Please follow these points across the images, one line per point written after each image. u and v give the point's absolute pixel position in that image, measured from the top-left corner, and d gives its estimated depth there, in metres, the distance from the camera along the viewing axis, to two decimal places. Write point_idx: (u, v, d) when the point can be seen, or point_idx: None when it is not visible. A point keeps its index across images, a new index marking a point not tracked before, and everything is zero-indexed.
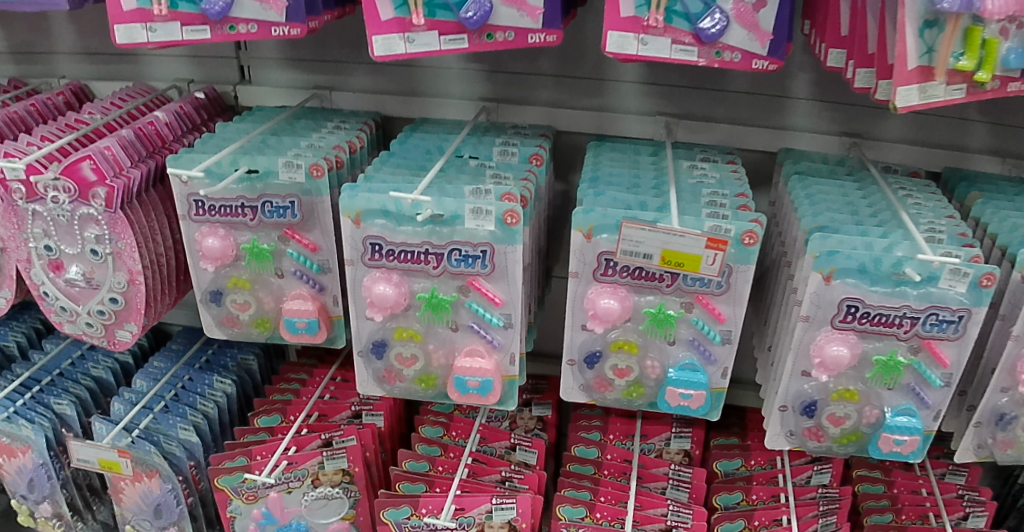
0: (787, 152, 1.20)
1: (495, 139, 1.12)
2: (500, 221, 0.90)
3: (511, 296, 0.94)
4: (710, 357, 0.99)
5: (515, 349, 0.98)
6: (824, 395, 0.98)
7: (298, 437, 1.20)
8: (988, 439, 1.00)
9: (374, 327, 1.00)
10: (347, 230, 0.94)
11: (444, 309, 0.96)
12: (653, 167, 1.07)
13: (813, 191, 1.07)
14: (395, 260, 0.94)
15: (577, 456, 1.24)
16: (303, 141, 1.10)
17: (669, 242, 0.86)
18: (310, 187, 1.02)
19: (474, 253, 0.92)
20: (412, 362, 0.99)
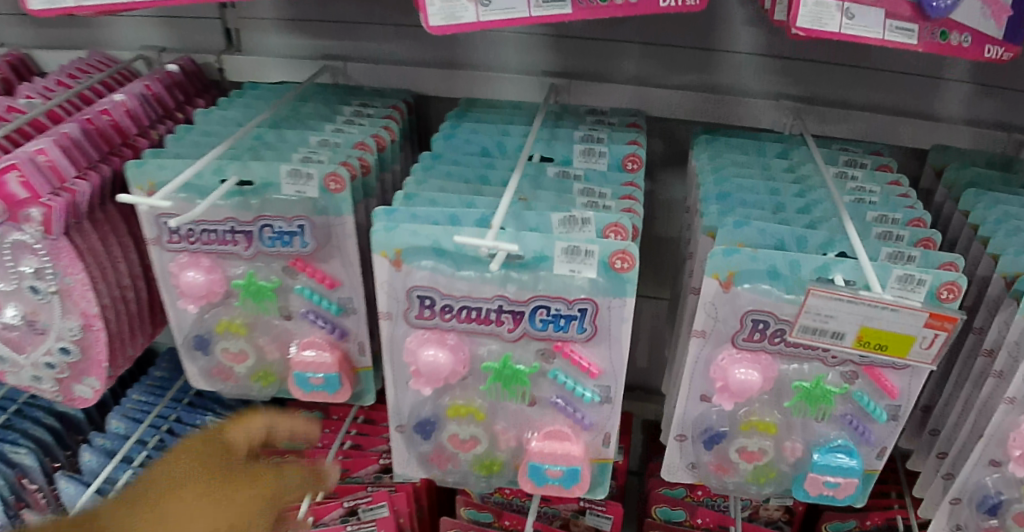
0: (941, 151, 0.88)
1: (577, 125, 0.82)
2: (604, 264, 0.64)
3: (614, 367, 0.69)
4: (868, 437, 0.73)
5: (612, 428, 0.73)
6: (1018, 492, 0.69)
7: (313, 507, 0.91)
8: None
9: (421, 399, 0.74)
10: (383, 277, 0.68)
11: (517, 384, 0.69)
12: (790, 177, 0.78)
13: (1001, 215, 0.76)
14: (453, 318, 0.68)
15: (660, 522, 1.01)
16: (314, 135, 0.81)
17: (872, 318, 0.57)
18: (327, 204, 0.74)
19: (569, 311, 0.66)
20: (471, 445, 0.73)
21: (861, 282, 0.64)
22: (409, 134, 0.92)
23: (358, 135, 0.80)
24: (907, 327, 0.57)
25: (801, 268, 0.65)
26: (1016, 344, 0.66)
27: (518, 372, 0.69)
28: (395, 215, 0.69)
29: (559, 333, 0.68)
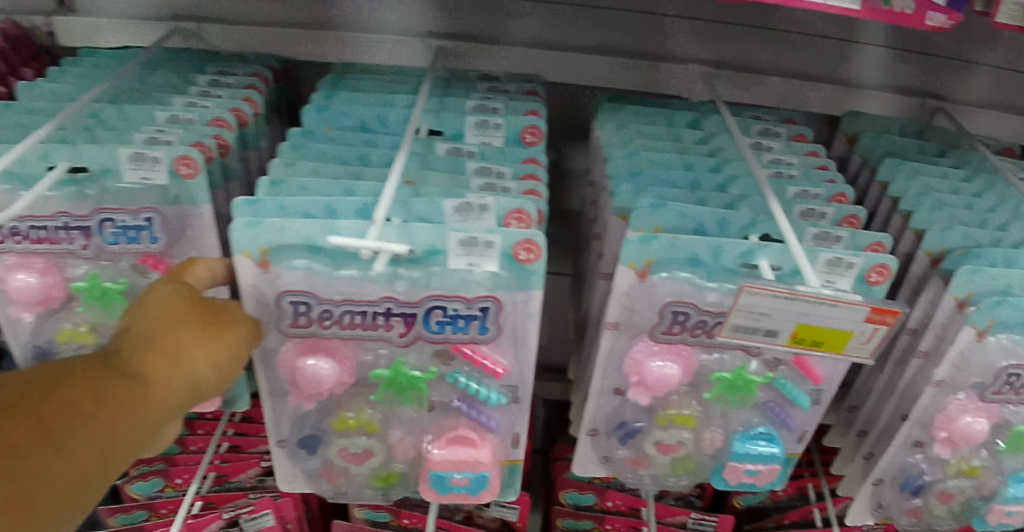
0: (854, 116, 0.83)
1: (469, 93, 0.73)
2: (507, 255, 0.56)
3: (520, 366, 0.62)
4: (790, 423, 0.67)
5: (518, 426, 0.66)
6: (936, 468, 0.69)
7: (187, 522, 0.80)
8: None
9: (302, 413, 0.65)
10: (247, 281, 0.58)
11: (412, 391, 0.62)
12: (707, 148, 0.70)
13: (921, 188, 0.72)
14: (334, 325, 0.59)
15: (571, 510, 0.88)
16: (161, 110, 0.68)
17: (810, 315, 0.51)
18: (179, 192, 0.63)
19: (469, 311, 0.59)
20: (364, 458, 0.65)
21: (785, 267, 0.59)
22: (277, 105, 0.80)
23: (213, 110, 0.68)
24: (845, 323, 0.51)
25: (725, 254, 0.59)
26: (943, 324, 0.64)
27: (412, 378, 0.61)
28: (260, 207, 0.58)
29: (457, 334, 0.60)
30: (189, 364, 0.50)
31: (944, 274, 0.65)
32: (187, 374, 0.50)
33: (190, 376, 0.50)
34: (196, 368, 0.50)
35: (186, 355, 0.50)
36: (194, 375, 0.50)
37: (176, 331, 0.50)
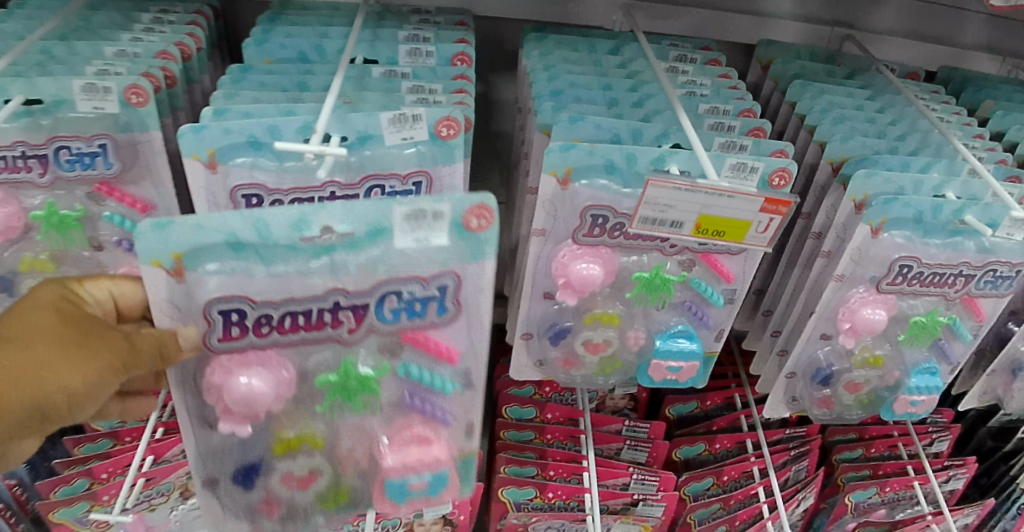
0: (768, 45, 0.89)
1: (397, 31, 0.76)
2: (458, 225, 0.53)
3: (473, 349, 0.60)
4: (705, 320, 0.74)
5: (474, 416, 0.63)
6: (843, 360, 0.75)
7: (152, 445, 0.87)
8: (999, 387, 0.87)
9: (233, 446, 0.60)
10: (162, 290, 0.52)
11: (362, 393, 0.59)
12: (624, 71, 0.76)
13: (826, 104, 0.78)
14: (274, 331, 0.55)
15: (512, 422, 0.96)
16: (109, 46, 0.71)
17: (710, 206, 0.56)
18: (130, 120, 0.66)
19: (426, 293, 0.55)
20: (310, 480, 0.61)
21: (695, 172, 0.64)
22: (216, 41, 0.83)
23: (159, 45, 0.72)
24: (743, 213, 0.56)
25: (638, 161, 0.65)
26: (839, 227, 0.70)
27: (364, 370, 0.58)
28: (205, 132, 0.60)
29: (415, 320, 0.57)
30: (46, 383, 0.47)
31: (842, 180, 0.71)
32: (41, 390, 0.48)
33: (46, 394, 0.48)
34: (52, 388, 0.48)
35: (47, 371, 0.48)
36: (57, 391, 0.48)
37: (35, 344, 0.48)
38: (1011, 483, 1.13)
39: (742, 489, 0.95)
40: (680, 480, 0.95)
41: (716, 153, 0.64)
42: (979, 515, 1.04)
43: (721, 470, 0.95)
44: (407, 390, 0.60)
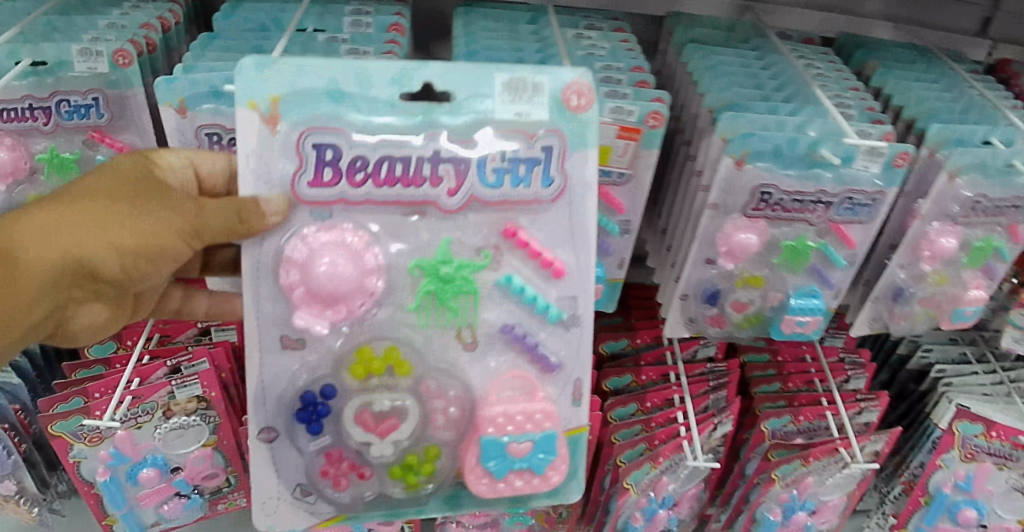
0: (675, 15, 1.03)
1: (344, 6, 0.91)
2: (563, 105, 0.68)
3: (582, 270, 0.72)
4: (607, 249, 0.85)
5: (581, 373, 0.75)
6: (729, 282, 0.88)
7: (138, 368, 1.00)
8: (884, 312, 1.00)
9: (308, 375, 0.69)
10: (256, 132, 0.63)
11: (462, 293, 0.70)
12: (536, 38, 0.89)
13: (713, 63, 0.92)
14: (368, 183, 0.65)
15: None
16: (101, 19, 0.86)
17: None
18: (118, 78, 0.80)
19: (528, 152, 0.67)
20: (387, 425, 0.67)
21: None
22: (194, 18, 0.99)
23: (142, 18, 0.87)
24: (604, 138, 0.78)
25: None
26: (711, 162, 0.83)
27: (462, 265, 0.69)
28: (176, 83, 0.76)
29: (518, 188, 0.68)
30: (96, 249, 0.61)
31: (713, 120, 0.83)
32: (89, 259, 0.61)
33: (95, 263, 0.61)
34: (100, 256, 0.61)
35: (104, 232, 0.61)
36: (104, 262, 0.62)
37: (108, 205, 0.62)
38: (923, 415, 1.26)
39: (664, 413, 1.07)
40: (607, 406, 1.07)
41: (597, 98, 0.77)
42: (889, 443, 1.14)
43: (643, 396, 1.09)
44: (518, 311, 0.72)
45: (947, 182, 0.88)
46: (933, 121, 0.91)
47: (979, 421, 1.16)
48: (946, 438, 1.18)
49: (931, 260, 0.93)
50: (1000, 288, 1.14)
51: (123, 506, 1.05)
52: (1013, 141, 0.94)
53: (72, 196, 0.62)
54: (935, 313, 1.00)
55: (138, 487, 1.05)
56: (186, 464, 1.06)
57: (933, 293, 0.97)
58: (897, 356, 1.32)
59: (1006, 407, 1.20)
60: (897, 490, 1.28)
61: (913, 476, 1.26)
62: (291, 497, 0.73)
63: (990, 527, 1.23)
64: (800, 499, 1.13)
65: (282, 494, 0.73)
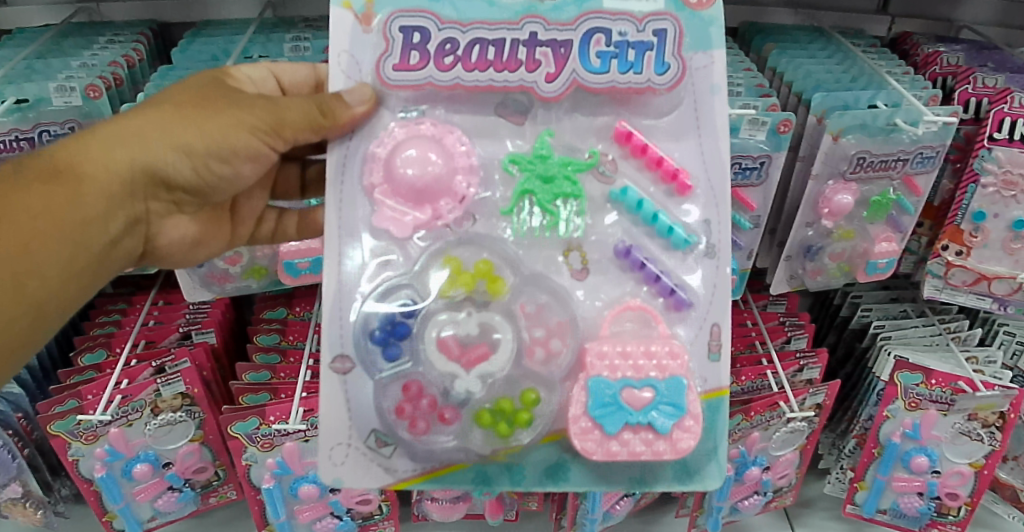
0: None
1: (285, 36, 1.06)
2: (681, 4, 0.76)
3: (710, 183, 0.78)
4: None
5: (717, 317, 0.78)
6: None
7: (125, 371, 1.10)
8: (800, 270, 1.08)
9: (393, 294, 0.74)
10: (350, 28, 0.75)
11: (563, 194, 0.78)
12: None
13: None
14: (459, 68, 0.74)
15: None
16: (74, 61, 0.99)
17: None
18: (90, 109, 0.92)
19: (638, 35, 0.75)
20: (476, 350, 0.72)
21: None
22: (158, 55, 1.15)
23: (109, 57, 1.01)
24: None
25: None
26: None
27: (564, 162, 0.78)
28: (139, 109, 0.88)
29: (627, 73, 0.75)
30: (169, 155, 0.73)
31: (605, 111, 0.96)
32: (163, 165, 0.74)
33: (169, 167, 0.74)
34: (173, 160, 0.74)
35: (175, 139, 0.73)
36: (178, 166, 0.75)
37: (176, 115, 0.74)
38: (867, 371, 1.33)
39: None
40: None
41: None
42: (829, 396, 1.19)
43: None
44: (638, 223, 0.80)
45: (832, 142, 0.98)
46: (817, 92, 1.02)
47: (918, 370, 1.20)
48: (889, 389, 1.21)
49: (831, 217, 1.01)
50: (917, 243, 1.22)
51: (121, 500, 1.15)
52: (900, 103, 1.02)
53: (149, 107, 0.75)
54: (849, 267, 1.08)
55: (133, 482, 1.15)
56: (176, 459, 1.15)
57: (842, 248, 1.05)
58: (841, 317, 1.42)
59: (945, 355, 1.26)
60: (851, 443, 1.32)
61: (864, 429, 1.30)
62: (365, 445, 0.76)
63: (943, 473, 1.26)
64: (750, 455, 1.20)
65: (353, 441, 0.76)
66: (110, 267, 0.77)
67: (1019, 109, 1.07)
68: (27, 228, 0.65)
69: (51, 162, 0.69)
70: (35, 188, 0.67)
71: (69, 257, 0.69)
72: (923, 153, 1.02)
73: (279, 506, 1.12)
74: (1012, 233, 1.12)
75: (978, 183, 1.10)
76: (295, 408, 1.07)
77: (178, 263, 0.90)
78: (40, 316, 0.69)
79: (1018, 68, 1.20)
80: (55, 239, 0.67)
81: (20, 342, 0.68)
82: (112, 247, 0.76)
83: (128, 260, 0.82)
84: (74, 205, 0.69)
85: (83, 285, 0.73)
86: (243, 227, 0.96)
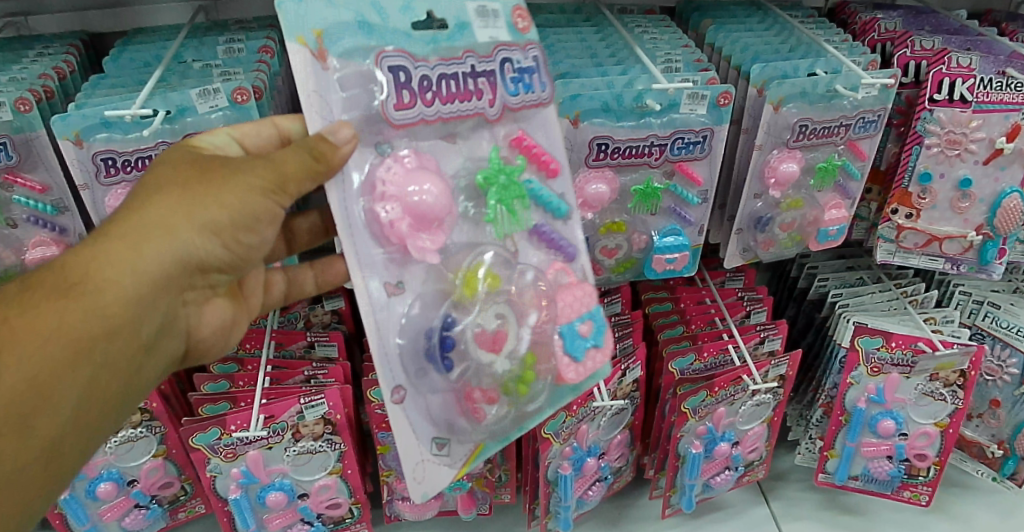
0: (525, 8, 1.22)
1: (218, 39, 1.06)
2: (514, 26, 0.77)
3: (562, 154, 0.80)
4: (688, 219, 1.03)
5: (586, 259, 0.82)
6: (593, 232, 1.00)
7: None
8: (751, 242, 1.08)
9: (424, 312, 0.72)
10: (311, 68, 0.68)
11: (515, 198, 0.77)
12: None
13: (552, 41, 1.08)
14: (436, 101, 0.72)
15: None
16: (1, 75, 0.97)
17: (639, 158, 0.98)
18: (20, 123, 0.90)
19: (526, 62, 0.77)
20: (501, 339, 0.72)
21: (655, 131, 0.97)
22: (90, 65, 1.13)
23: (39, 70, 0.99)
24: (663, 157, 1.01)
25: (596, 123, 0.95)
26: None
27: (510, 169, 0.76)
28: (70, 119, 0.84)
29: (528, 94, 0.77)
30: (194, 238, 0.66)
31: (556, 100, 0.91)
32: (191, 252, 0.66)
33: (197, 253, 0.67)
34: (198, 244, 0.66)
35: (194, 221, 0.65)
36: (207, 247, 0.67)
37: (192, 192, 0.66)
38: (828, 339, 1.34)
39: None
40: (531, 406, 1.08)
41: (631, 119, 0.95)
42: (791, 366, 1.21)
43: None
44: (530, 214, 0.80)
45: (772, 112, 0.99)
46: (754, 63, 1.02)
47: (878, 334, 1.20)
48: (851, 355, 1.22)
49: (778, 187, 1.02)
50: (866, 208, 1.24)
51: (87, 521, 1.13)
52: (839, 69, 1.03)
53: (151, 192, 0.66)
54: (801, 236, 1.08)
55: (99, 502, 1.13)
56: (141, 476, 1.13)
57: (792, 217, 1.06)
58: (800, 288, 1.44)
59: (903, 318, 1.27)
60: (818, 413, 1.33)
61: (830, 398, 1.30)
62: (432, 454, 0.75)
63: (910, 434, 1.27)
64: (718, 431, 1.20)
65: (425, 455, 0.75)
66: (150, 370, 0.71)
67: (957, 69, 1.07)
68: (41, 365, 0.59)
69: (61, 273, 0.62)
70: (44, 312, 0.60)
71: (94, 377, 0.63)
72: (865, 118, 1.03)
73: (248, 516, 1.11)
74: (959, 192, 1.14)
75: (922, 144, 1.10)
76: (255, 415, 1.04)
77: (220, 349, 0.85)
78: (66, 447, 0.63)
79: (952, 30, 1.22)
80: (74, 366, 0.61)
81: (56, 474, 0.64)
82: (148, 353, 0.70)
83: (171, 359, 0.76)
84: (92, 322, 0.61)
85: (116, 401, 0.67)
86: (256, 301, 0.90)
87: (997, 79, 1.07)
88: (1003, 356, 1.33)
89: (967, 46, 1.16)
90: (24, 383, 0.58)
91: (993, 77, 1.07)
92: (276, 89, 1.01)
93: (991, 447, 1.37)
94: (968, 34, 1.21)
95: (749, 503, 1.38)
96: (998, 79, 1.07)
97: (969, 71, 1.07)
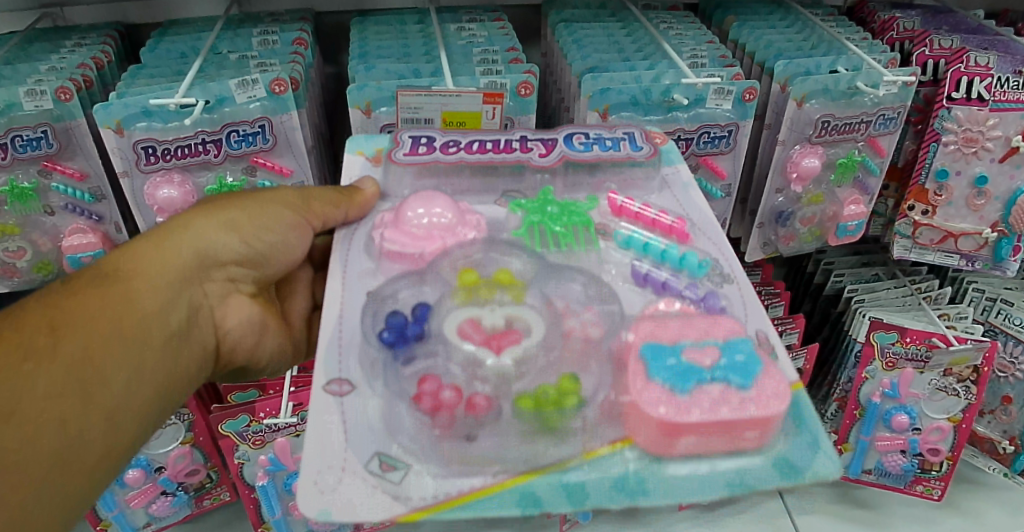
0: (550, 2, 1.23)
1: (252, 31, 1.08)
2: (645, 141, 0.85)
3: (704, 233, 0.75)
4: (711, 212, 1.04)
5: (759, 324, 0.64)
6: None
7: None
8: (772, 237, 1.11)
9: (395, 301, 0.65)
10: (361, 167, 0.82)
11: (574, 225, 0.73)
12: (421, 35, 1.11)
13: (579, 35, 1.10)
14: (461, 152, 0.78)
15: None
16: (43, 65, 0.99)
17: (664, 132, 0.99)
18: (61, 112, 0.92)
19: (610, 136, 0.82)
20: (505, 341, 0.61)
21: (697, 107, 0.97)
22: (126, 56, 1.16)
23: (78, 59, 1.01)
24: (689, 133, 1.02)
25: (654, 94, 0.96)
26: (583, 119, 0.97)
27: (566, 205, 0.75)
28: (111, 108, 0.86)
29: (607, 151, 0.80)
30: (217, 234, 0.75)
31: (587, 94, 0.95)
32: (214, 248, 0.75)
33: (218, 247, 0.75)
34: (223, 239, 0.75)
35: (221, 221, 0.75)
36: (229, 243, 0.75)
37: (215, 206, 0.76)
38: (844, 334, 1.36)
39: None
40: None
41: (704, 92, 0.96)
42: (809, 359, 1.25)
43: None
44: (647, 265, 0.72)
45: (796, 108, 1.01)
46: (778, 60, 1.04)
47: (893, 329, 1.22)
48: (866, 350, 1.24)
49: (800, 182, 1.04)
50: (884, 205, 1.26)
51: (115, 507, 1.15)
52: (860, 67, 1.05)
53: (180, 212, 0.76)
54: (821, 231, 1.11)
55: (126, 488, 1.14)
56: (168, 463, 1.14)
57: (813, 212, 1.09)
58: (815, 285, 1.45)
59: (919, 314, 1.29)
60: (833, 407, 1.34)
61: (845, 392, 1.32)
62: (366, 471, 0.52)
63: (924, 428, 1.28)
64: None
65: (351, 465, 0.52)
66: (188, 360, 0.72)
67: (975, 68, 1.09)
68: (88, 336, 0.60)
69: (97, 268, 0.66)
70: (85, 294, 0.62)
71: (139, 350, 0.64)
72: (885, 115, 1.05)
73: (273, 502, 1.13)
74: (975, 190, 1.16)
75: (939, 142, 1.12)
76: (286, 402, 1.06)
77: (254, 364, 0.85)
78: (123, 418, 0.62)
79: (970, 30, 1.25)
80: (119, 339, 0.62)
81: (107, 458, 0.61)
82: (185, 341, 0.71)
83: (206, 358, 0.77)
84: (132, 297, 0.65)
85: (167, 379, 0.67)
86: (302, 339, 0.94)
87: (1015, 78, 1.09)
88: (1016, 353, 1.35)
89: (985, 46, 1.18)
90: (79, 351, 0.59)
91: (1011, 77, 1.09)
92: (310, 80, 1.03)
93: (1002, 442, 1.39)
94: (985, 34, 1.23)
95: (763, 496, 1.40)
96: (1015, 79, 1.09)
97: (987, 70, 1.09)
